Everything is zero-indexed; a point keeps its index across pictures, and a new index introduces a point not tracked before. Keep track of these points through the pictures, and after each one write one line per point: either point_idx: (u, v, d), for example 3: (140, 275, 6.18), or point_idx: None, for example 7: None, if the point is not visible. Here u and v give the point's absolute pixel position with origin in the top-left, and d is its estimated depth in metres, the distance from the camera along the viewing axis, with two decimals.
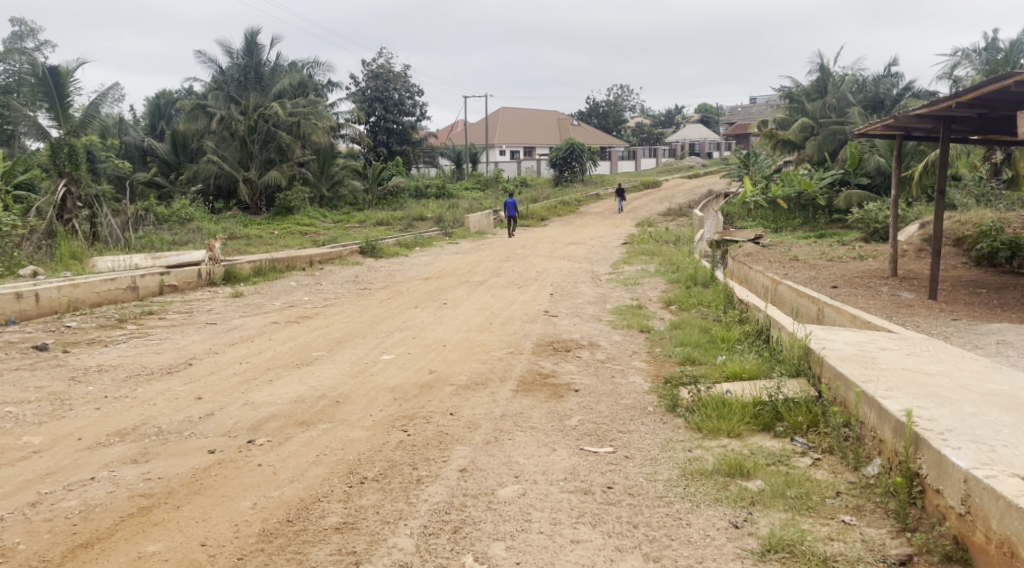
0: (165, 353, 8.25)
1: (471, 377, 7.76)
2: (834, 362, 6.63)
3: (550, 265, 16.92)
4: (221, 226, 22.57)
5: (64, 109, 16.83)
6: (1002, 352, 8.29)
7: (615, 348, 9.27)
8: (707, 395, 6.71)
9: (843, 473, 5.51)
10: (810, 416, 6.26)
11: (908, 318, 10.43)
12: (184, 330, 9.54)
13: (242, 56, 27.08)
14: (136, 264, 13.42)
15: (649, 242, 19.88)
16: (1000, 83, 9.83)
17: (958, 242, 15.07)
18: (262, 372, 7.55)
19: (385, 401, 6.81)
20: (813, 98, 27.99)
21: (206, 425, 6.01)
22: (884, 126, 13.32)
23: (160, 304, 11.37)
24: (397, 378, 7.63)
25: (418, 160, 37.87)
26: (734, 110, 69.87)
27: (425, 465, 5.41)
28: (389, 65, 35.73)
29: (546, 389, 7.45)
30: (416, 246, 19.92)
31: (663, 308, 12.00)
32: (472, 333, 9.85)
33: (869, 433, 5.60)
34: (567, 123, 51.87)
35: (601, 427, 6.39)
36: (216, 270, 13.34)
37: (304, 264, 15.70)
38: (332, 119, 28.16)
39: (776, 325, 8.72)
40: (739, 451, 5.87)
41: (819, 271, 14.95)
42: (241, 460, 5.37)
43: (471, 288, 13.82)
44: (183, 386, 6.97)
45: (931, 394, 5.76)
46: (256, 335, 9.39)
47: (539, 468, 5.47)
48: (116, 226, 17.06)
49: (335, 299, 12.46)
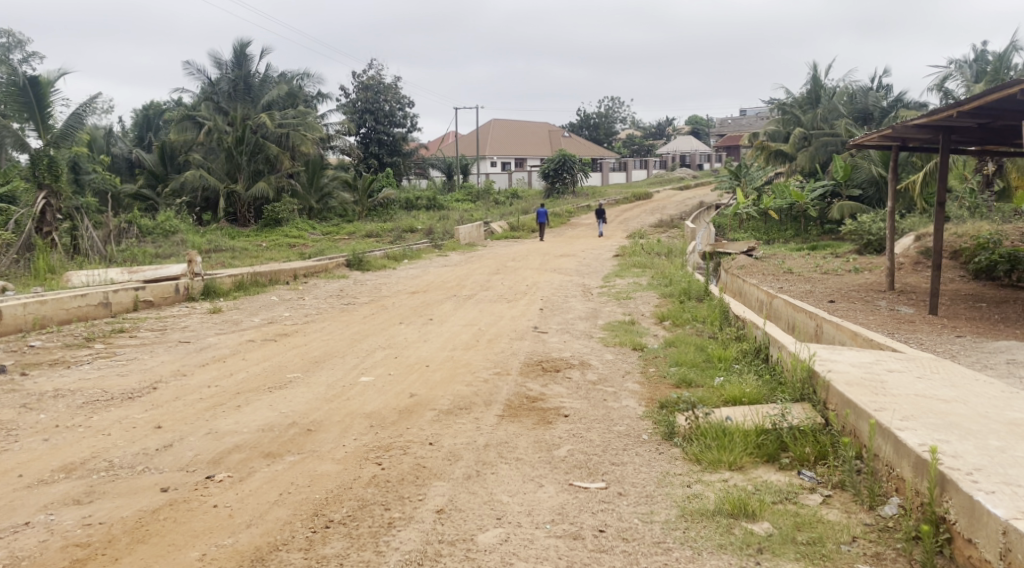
0: (130, 375, 7.74)
1: (454, 401, 7.27)
2: (842, 387, 6.18)
3: (540, 278, 16.47)
4: (206, 238, 22.06)
5: (44, 119, 16.34)
6: (1014, 373, 7.80)
7: (607, 368, 8.82)
8: (705, 422, 6.25)
9: (857, 513, 5.06)
10: (819, 446, 5.79)
11: (910, 335, 9.98)
12: (155, 349, 9.04)
13: (231, 67, 26.32)
14: (111, 278, 12.87)
15: (640, 255, 19.44)
16: (1005, 91, 9.36)
17: (954, 255, 14.63)
18: (231, 397, 7.05)
19: (361, 429, 6.32)
20: (805, 110, 27.64)
21: (162, 458, 5.50)
22: (880, 137, 12.85)
23: (133, 322, 10.85)
24: (376, 402, 7.13)
25: (409, 172, 37.33)
26: (724, 121, 69.67)
27: (399, 504, 4.93)
28: (379, 76, 35.28)
29: (533, 414, 6.97)
30: (405, 259, 19.43)
31: (656, 324, 11.52)
32: (457, 351, 9.38)
33: (885, 469, 5.17)
34: (558, 135, 51.60)
35: (592, 459, 5.92)
36: (195, 285, 12.85)
37: (288, 277, 15.22)
38: (321, 130, 27.67)
39: (775, 344, 8.28)
40: (742, 487, 5.41)
41: (814, 284, 14.55)
42: (195, 501, 4.87)
43: (459, 303, 13.33)
44: (144, 413, 6.46)
45: (952, 426, 5.32)
46: (230, 355, 8.88)
47: (524, 508, 5.01)
48: (97, 238, 16.52)
49: (317, 316, 11.94)
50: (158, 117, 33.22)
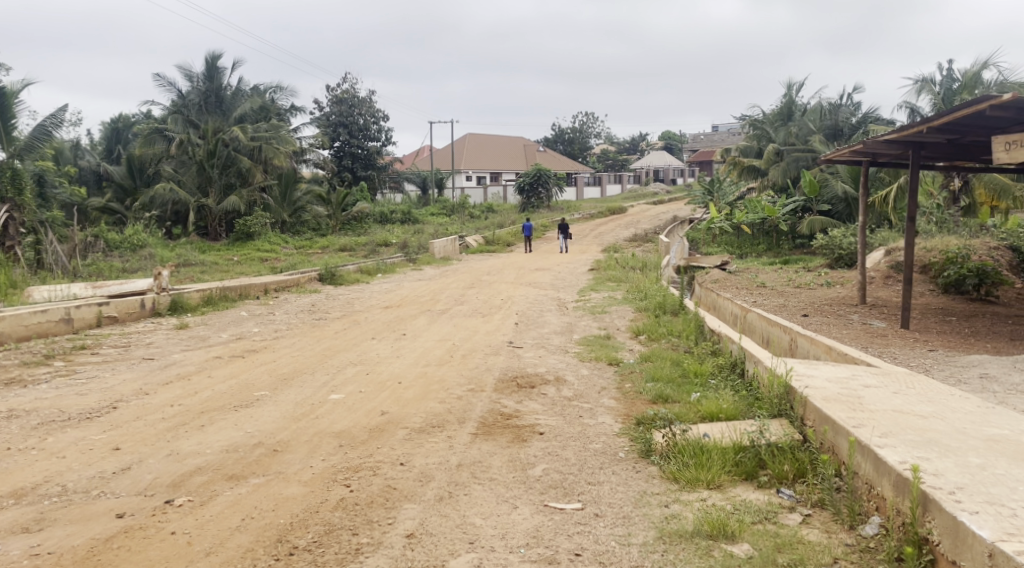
0: (89, 395, 7.48)
1: (426, 419, 7.09)
2: (820, 403, 6.08)
3: (515, 293, 16.33)
4: (175, 252, 21.72)
5: (8, 131, 16.06)
6: (987, 388, 7.72)
7: (582, 384, 8.67)
8: (682, 439, 6.12)
9: (837, 533, 4.95)
10: (798, 464, 5.67)
11: (884, 349, 9.92)
12: (117, 367, 8.78)
13: (202, 80, 26.16)
14: (75, 293, 12.58)
15: (615, 269, 19.36)
16: (976, 107, 9.29)
17: (924, 268, 14.65)
18: (195, 416, 6.82)
19: (330, 449, 6.13)
20: (776, 126, 27.79)
21: (119, 482, 5.27)
22: (851, 152, 12.84)
23: (95, 338, 10.58)
24: (346, 421, 6.92)
25: (384, 186, 37.10)
26: (697, 137, 70.09)
27: (368, 529, 4.77)
28: (353, 89, 35.18)
29: (508, 432, 6.80)
30: (379, 273, 19.20)
31: (632, 339, 11.40)
32: (431, 367, 9.20)
33: (865, 488, 5.07)
34: (533, 149, 51.63)
35: (568, 479, 5.76)
36: (161, 300, 12.57)
37: (259, 292, 14.96)
38: (295, 143, 27.35)
39: (751, 359, 8.19)
40: (721, 506, 5.29)
41: (787, 298, 14.53)
42: (152, 528, 4.67)
43: (433, 318, 13.14)
44: (101, 434, 6.21)
45: (931, 442, 5.24)
46: (195, 372, 8.64)
47: (497, 531, 4.86)
48: (62, 252, 16.20)
49: (287, 331, 11.70)
50: (127, 130, 32.76)
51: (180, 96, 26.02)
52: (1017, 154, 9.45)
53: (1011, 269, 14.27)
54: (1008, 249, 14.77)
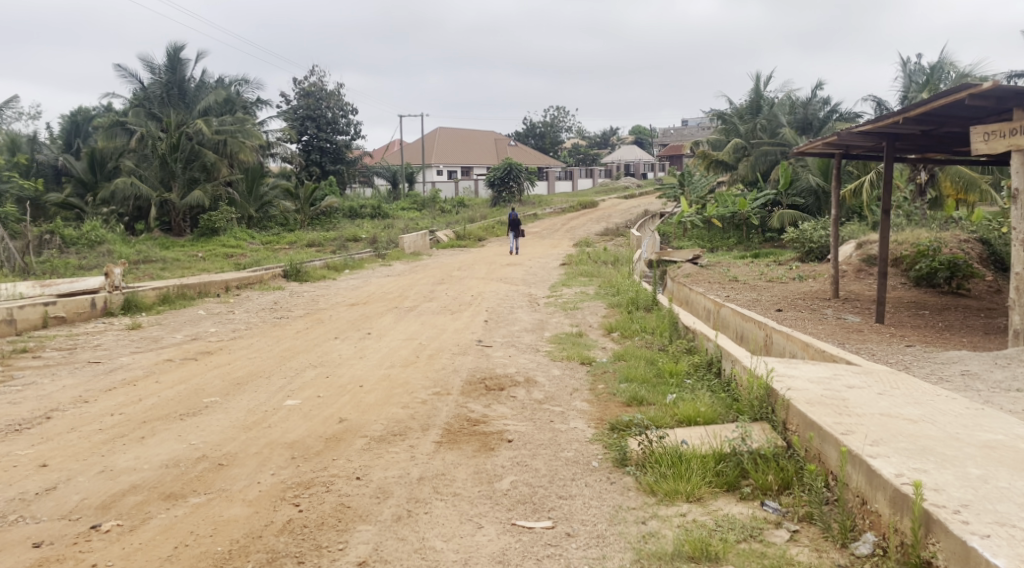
0: (24, 403, 6.95)
1: (387, 427, 6.62)
2: (804, 407, 5.70)
3: (486, 288, 15.88)
4: (134, 248, 20.95)
5: None
6: (971, 386, 7.35)
7: (553, 385, 8.24)
8: (659, 447, 5.70)
9: (828, 551, 4.56)
10: (783, 474, 5.28)
11: (861, 345, 9.58)
12: (58, 372, 8.22)
13: (165, 71, 25.48)
14: (21, 292, 11.95)
15: (587, 263, 18.96)
16: (953, 96, 8.88)
17: (897, 262, 14.37)
18: (135, 427, 6.30)
19: (281, 462, 5.67)
20: (746, 118, 27.43)
21: (41, 504, 4.84)
22: (823, 144, 12.51)
23: (39, 340, 10.03)
24: (300, 430, 6.44)
25: (353, 180, 36.42)
26: (668, 129, 69.76)
27: (315, 557, 4.40)
28: (321, 82, 34.51)
29: (474, 440, 6.36)
30: (346, 269, 18.61)
31: (604, 336, 10.98)
32: (395, 369, 8.73)
33: (856, 501, 4.71)
34: (504, 144, 51.08)
35: (538, 492, 5.34)
36: (113, 299, 11.94)
37: (219, 289, 14.35)
38: (261, 137, 26.71)
39: (728, 358, 7.79)
40: (703, 523, 4.88)
41: (761, 292, 14.22)
42: (71, 560, 4.30)
43: (400, 315, 12.65)
44: (28, 449, 5.71)
45: (926, 450, 4.88)
46: (143, 377, 8.10)
47: (459, 556, 4.48)
48: (12, 248, 15.47)
49: (246, 331, 11.16)
50: (87, 123, 31.78)
51: (142, 89, 25.36)
52: (996, 144, 9.11)
53: (983, 263, 14.03)
54: (978, 242, 14.54)
